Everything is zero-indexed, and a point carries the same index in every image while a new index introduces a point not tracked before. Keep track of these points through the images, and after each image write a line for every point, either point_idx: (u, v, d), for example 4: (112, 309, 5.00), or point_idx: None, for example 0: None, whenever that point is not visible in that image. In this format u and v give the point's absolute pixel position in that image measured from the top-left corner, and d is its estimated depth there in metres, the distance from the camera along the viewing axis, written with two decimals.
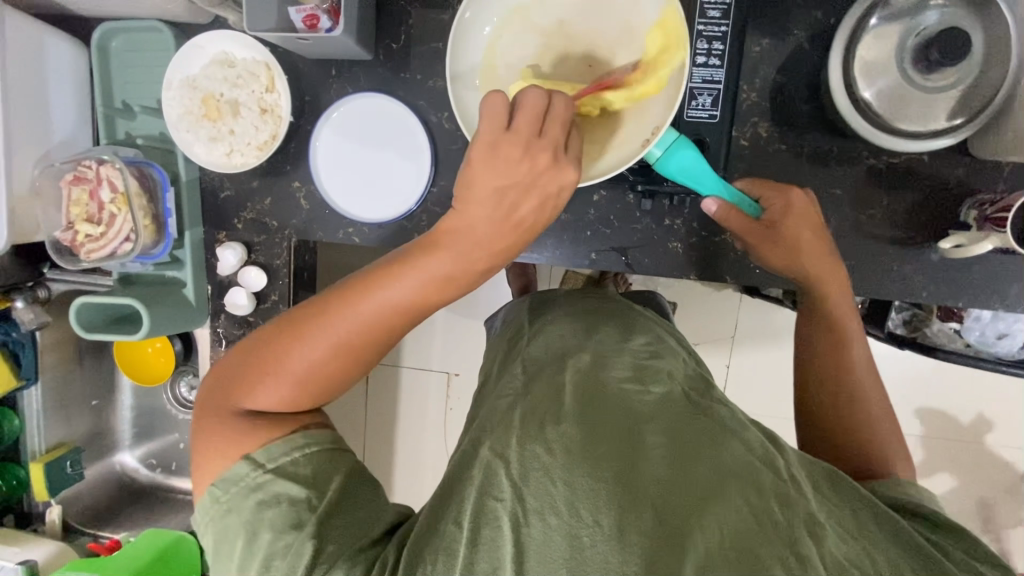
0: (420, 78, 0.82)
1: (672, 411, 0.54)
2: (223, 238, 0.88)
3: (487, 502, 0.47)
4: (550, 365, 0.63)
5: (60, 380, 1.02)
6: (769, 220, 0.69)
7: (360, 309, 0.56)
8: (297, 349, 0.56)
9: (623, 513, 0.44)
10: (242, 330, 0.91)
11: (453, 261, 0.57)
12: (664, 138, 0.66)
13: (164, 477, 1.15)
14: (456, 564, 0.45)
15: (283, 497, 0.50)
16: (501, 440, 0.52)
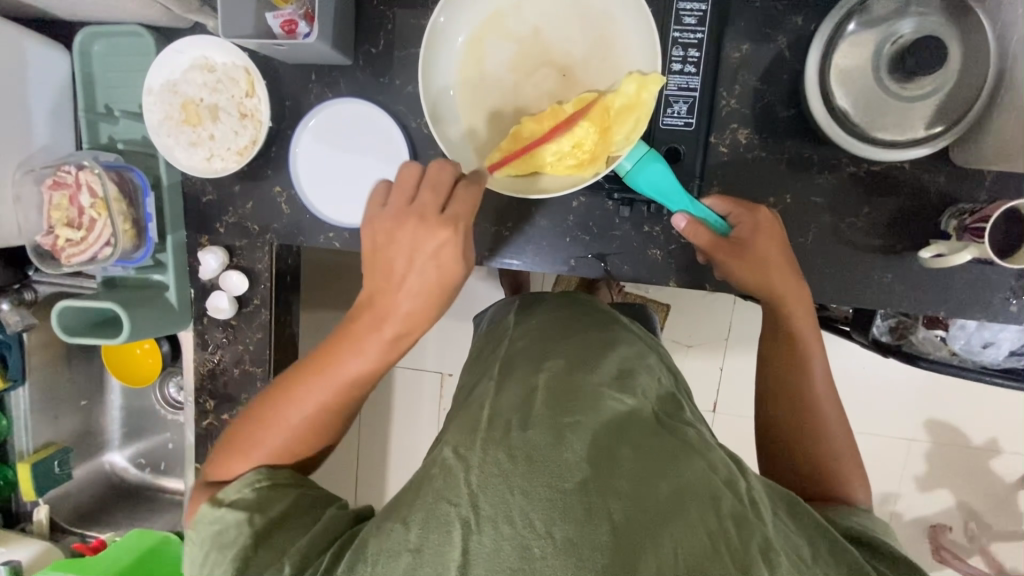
0: (400, 83, 0.82)
1: (641, 426, 0.54)
2: (206, 242, 0.89)
3: (438, 505, 0.47)
4: (524, 368, 0.63)
5: (49, 381, 1.04)
6: (738, 236, 0.67)
7: (315, 388, 0.61)
8: (263, 431, 0.61)
9: (579, 524, 0.44)
10: (226, 333, 0.91)
11: (391, 335, 0.61)
12: (635, 151, 0.68)
13: (153, 476, 1.16)
14: (399, 566, 0.45)
15: (230, 522, 0.55)
16: (464, 442, 0.52)
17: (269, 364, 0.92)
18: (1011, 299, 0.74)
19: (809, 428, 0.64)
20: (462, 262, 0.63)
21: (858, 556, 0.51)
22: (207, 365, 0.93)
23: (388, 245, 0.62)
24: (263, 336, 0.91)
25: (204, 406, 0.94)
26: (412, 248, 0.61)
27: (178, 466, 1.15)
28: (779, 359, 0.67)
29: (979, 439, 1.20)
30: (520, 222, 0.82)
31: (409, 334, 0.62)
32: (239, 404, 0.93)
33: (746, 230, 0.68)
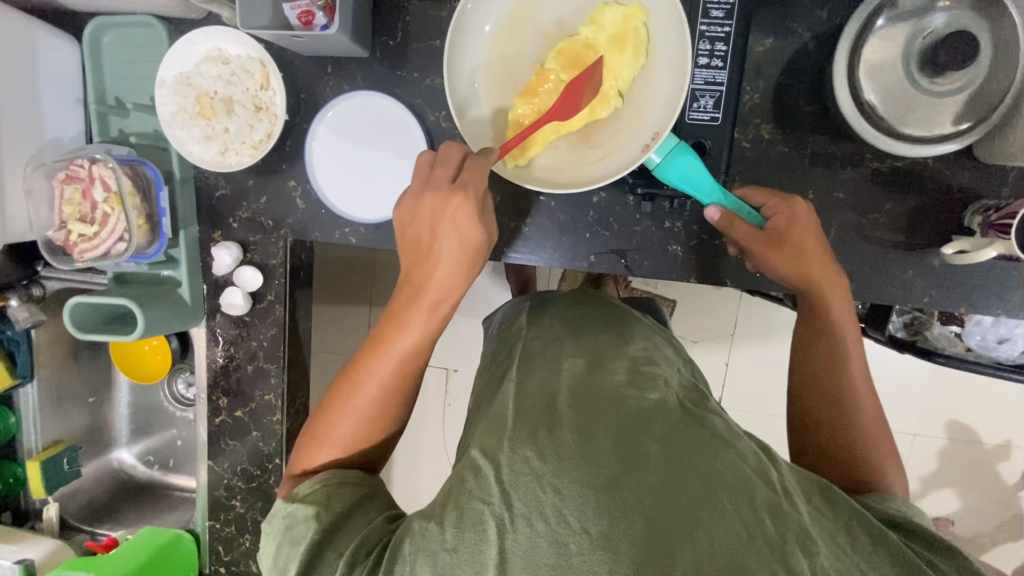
0: (417, 76, 0.81)
1: (667, 417, 0.52)
2: (219, 238, 0.87)
3: (472, 503, 0.47)
4: (543, 369, 0.62)
5: (56, 377, 1.02)
6: (774, 229, 0.67)
7: (371, 365, 0.62)
8: (332, 414, 0.62)
9: (611, 520, 0.43)
10: (238, 329, 0.90)
11: (433, 304, 0.62)
12: (664, 145, 0.66)
13: (162, 474, 1.15)
14: (437, 565, 0.45)
15: (300, 517, 0.55)
16: (492, 444, 0.51)
17: (283, 360, 0.91)
18: None
19: (840, 420, 0.64)
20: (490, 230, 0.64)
21: (898, 541, 0.49)
22: (219, 362, 0.92)
23: (419, 222, 0.63)
24: (277, 332, 0.90)
25: (217, 403, 0.93)
26: (433, 215, 0.62)
27: (187, 463, 1.14)
28: (811, 352, 0.67)
29: (984, 433, 1.22)
30: (539, 217, 0.81)
31: (452, 297, 0.63)
32: (252, 401, 0.93)
33: (783, 222, 0.67)
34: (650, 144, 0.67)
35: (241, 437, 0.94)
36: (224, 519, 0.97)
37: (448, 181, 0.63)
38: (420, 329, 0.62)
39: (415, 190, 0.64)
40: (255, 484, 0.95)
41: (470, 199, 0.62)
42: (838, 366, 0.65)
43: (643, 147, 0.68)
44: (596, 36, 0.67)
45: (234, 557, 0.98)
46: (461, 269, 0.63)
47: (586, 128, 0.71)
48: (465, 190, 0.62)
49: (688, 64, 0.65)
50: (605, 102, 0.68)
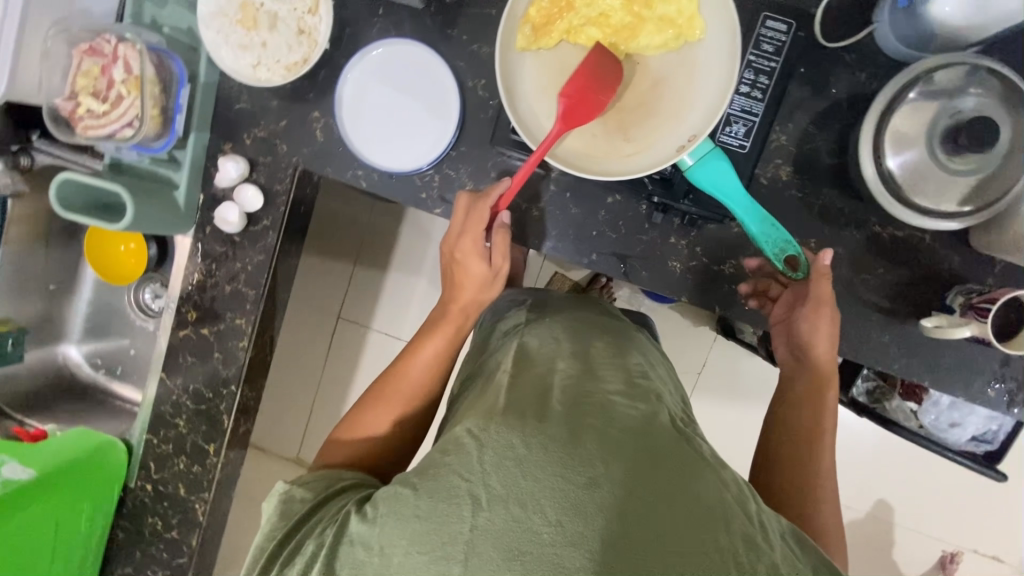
0: (466, 39, 0.81)
1: (658, 431, 0.52)
2: (228, 150, 0.86)
3: (448, 475, 0.48)
4: (539, 365, 0.62)
5: (23, 254, 0.99)
6: (817, 298, 0.72)
7: (409, 371, 0.76)
8: (368, 414, 0.74)
9: (586, 520, 0.44)
10: (225, 247, 0.88)
11: (457, 316, 0.76)
12: (699, 148, 0.64)
13: (106, 379, 1.12)
14: (408, 530, 0.47)
15: (296, 496, 0.61)
16: (480, 422, 0.52)
17: (264, 289, 0.89)
18: (992, 384, 0.78)
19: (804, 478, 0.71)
20: (490, 263, 0.75)
21: None
22: (197, 277, 0.90)
23: (451, 260, 0.76)
24: (264, 259, 0.88)
25: (185, 315, 0.91)
26: (451, 248, 0.76)
27: (135, 373, 1.12)
28: (800, 414, 0.75)
29: (914, 513, 1.26)
30: (551, 204, 0.82)
31: (471, 315, 0.77)
32: (222, 322, 0.90)
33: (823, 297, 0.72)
34: (686, 145, 0.65)
35: (202, 356, 0.91)
36: (162, 436, 0.94)
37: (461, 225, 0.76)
38: (445, 336, 0.76)
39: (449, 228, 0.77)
40: (204, 407, 0.93)
41: (473, 239, 0.74)
42: (811, 431, 0.74)
43: (680, 147, 0.65)
44: (666, 8, 0.65)
45: (163, 476, 0.95)
46: (479, 294, 0.76)
47: (624, 119, 0.68)
48: (470, 232, 0.74)
49: (737, 70, 0.63)
50: (643, 92, 0.67)
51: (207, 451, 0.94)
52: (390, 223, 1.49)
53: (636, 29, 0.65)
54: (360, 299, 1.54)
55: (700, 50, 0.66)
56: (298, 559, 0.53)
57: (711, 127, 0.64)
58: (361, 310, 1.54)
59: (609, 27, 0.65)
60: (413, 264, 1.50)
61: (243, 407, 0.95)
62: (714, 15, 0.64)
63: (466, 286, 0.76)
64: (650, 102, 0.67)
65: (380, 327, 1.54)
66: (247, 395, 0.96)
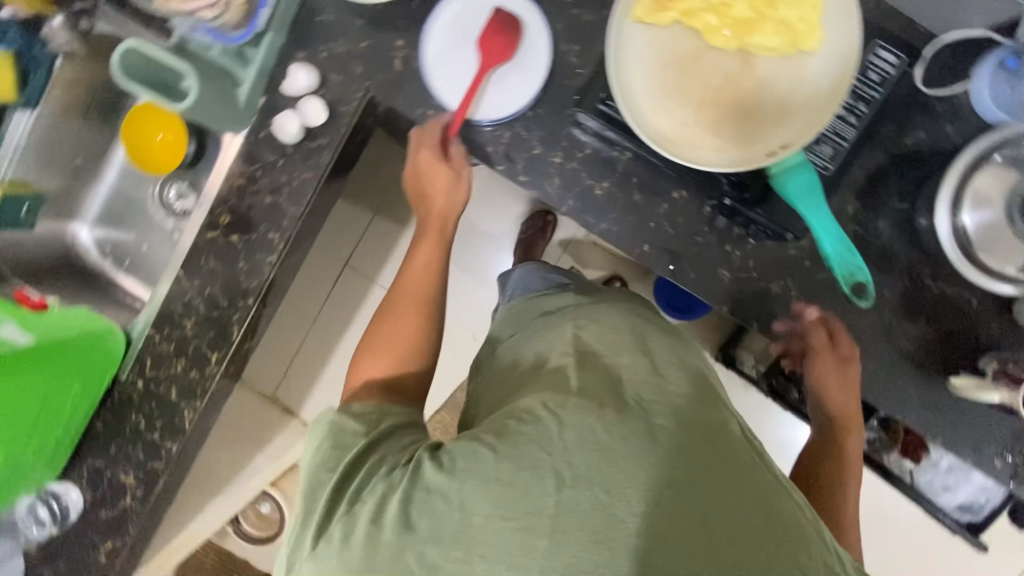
0: (569, 3, 0.79)
1: (721, 436, 0.60)
2: (301, 60, 0.83)
3: (529, 445, 0.55)
4: (610, 353, 0.69)
5: (60, 119, 0.95)
6: (840, 353, 0.78)
7: (407, 283, 0.79)
8: (383, 329, 0.76)
9: (663, 511, 0.52)
10: (276, 157, 0.86)
11: (436, 222, 0.82)
12: (788, 158, 0.64)
13: (112, 269, 1.08)
14: (491, 491, 0.53)
15: (352, 430, 0.62)
16: (556, 400, 0.59)
17: (305, 208, 0.86)
18: (1001, 454, 0.79)
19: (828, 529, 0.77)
20: (459, 165, 0.81)
21: None
22: (239, 181, 0.87)
23: (428, 182, 0.81)
24: (312, 178, 0.85)
25: (217, 218, 0.88)
26: (417, 171, 0.81)
27: (144, 269, 1.09)
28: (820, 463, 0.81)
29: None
30: (615, 186, 0.81)
31: (453, 214, 0.83)
32: (254, 232, 0.87)
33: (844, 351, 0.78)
34: (777, 153, 0.64)
35: (226, 263, 0.89)
36: (165, 334, 0.91)
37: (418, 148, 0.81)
38: (432, 240, 0.81)
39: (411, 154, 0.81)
40: (216, 314, 0.90)
41: (432, 149, 0.80)
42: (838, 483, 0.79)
43: (770, 153, 0.65)
44: (789, 13, 0.64)
45: (157, 376, 0.92)
46: (457, 195, 0.82)
47: (719, 114, 0.67)
48: (426, 146, 0.80)
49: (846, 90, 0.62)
50: (746, 91, 0.66)
51: (209, 359, 0.91)
52: None
53: (754, 27, 0.65)
54: (375, 249, 1.52)
55: (813, 63, 0.65)
56: (366, 501, 0.56)
57: (807, 141, 0.64)
58: (374, 261, 1.52)
59: (727, 20, 0.65)
60: None
61: (254, 324, 0.93)
62: (835, 32, 0.64)
63: (444, 192, 0.81)
64: (749, 103, 0.66)
65: (385, 284, 1.51)
66: (261, 313, 0.93)
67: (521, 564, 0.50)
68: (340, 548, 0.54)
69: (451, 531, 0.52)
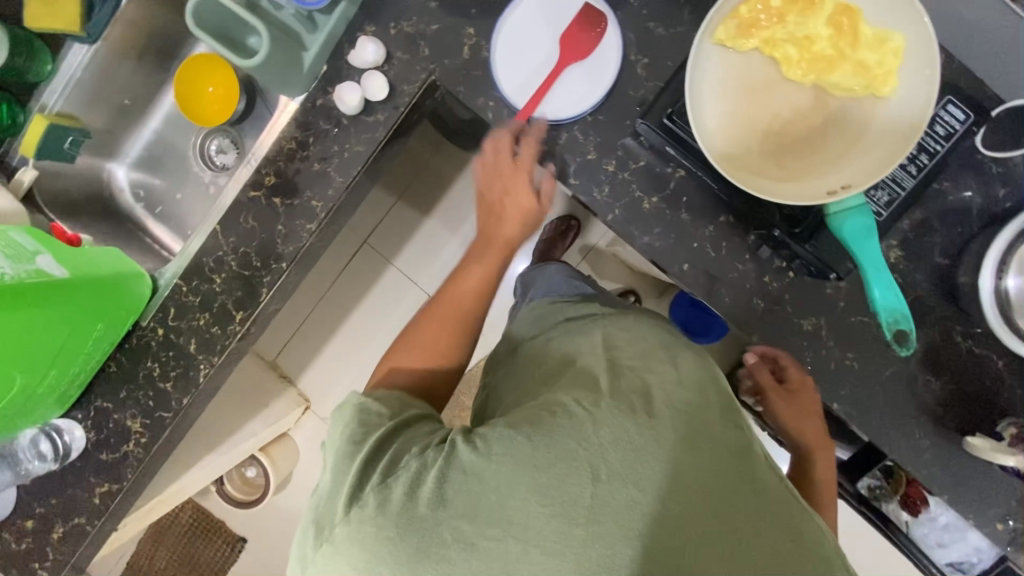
0: (645, 14, 0.79)
1: (744, 447, 0.64)
2: (370, 33, 0.83)
3: (564, 437, 0.58)
4: (641, 358, 0.72)
5: (115, 58, 0.95)
6: (790, 387, 0.84)
7: (455, 296, 0.79)
8: (420, 333, 0.78)
9: (690, 513, 0.56)
10: (330, 126, 0.85)
11: (501, 244, 0.81)
12: (848, 199, 0.65)
13: (142, 214, 1.08)
14: (528, 475, 0.56)
15: (375, 412, 0.68)
16: (589, 398, 0.63)
17: (352, 180, 0.86)
18: (1004, 517, 0.80)
19: None
20: (538, 200, 0.80)
21: None
22: (290, 144, 0.86)
23: (507, 202, 0.80)
24: (363, 151, 0.85)
25: (262, 178, 0.87)
26: (500, 188, 0.80)
27: (174, 219, 1.08)
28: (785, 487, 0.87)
29: None
30: (664, 203, 0.81)
31: (517, 245, 0.82)
32: (297, 198, 0.87)
33: (796, 382, 0.83)
34: (837, 193, 0.64)
35: (264, 224, 0.88)
36: (193, 286, 0.91)
37: (507, 161, 0.79)
38: (492, 261, 0.80)
39: (499, 153, 0.79)
40: (246, 273, 0.90)
41: (522, 173, 0.79)
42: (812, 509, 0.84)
43: (830, 192, 0.65)
44: (870, 55, 0.64)
45: (179, 326, 0.92)
46: (528, 229, 0.81)
47: (783, 148, 0.67)
48: (518, 168, 0.79)
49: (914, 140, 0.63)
50: (812, 128, 0.67)
51: (233, 317, 0.91)
52: (455, 169, 1.48)
53: (832, 64, 0.65)
54: (399, 230, 1.51)
55: (885, 108, 0.65)
56: (400, 475, 0.59)
57: (867, 185, 0.64)
58: (396, 241, 1.52)
59: (807, 54, 0.65)
60: (462, 216, 1.49)
61: (282, 288, 0.93)
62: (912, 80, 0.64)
63: (516, 220, 0.80)
64: (815, 140, 0.67)
65: (401, 266, 1.52)
66: (289, 278, 0.93)
67: (554, 548, 0.54)
68: (376, 515, 0.56)
69: (485, 508, 0.56)
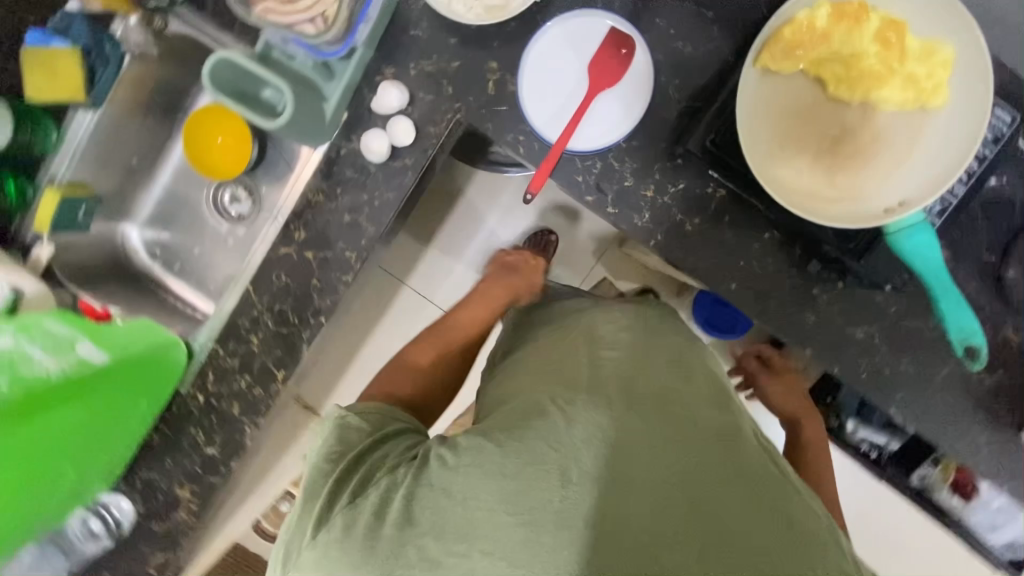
0: (673, 34, 0.77)
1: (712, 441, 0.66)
2: (389, 76, 0.80)
3: (536, 442, 0.61)
4: (618, 355, 0.75)
5: (121, 121, 0.91)
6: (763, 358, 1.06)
7: (452, 327, 0.92)
8: (417, 351, 0.88)
9: (644, 507, 0.58)
10: (357, 175, 0.83)
11: (491, 297, 0.97)
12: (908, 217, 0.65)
13: (160, 272, 1.05)
14: (494, 485, 0.59)
15: (354, 427, 0.69)
16: (565, 399, 0.66)
17: (385, 228, 0.84)
18: None
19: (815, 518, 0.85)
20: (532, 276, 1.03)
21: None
22: (317, 198, 0.84)
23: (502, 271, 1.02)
24: (394, 198, 0.83)
25: (291, 234, 0.85)
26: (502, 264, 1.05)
27: (195, 274, 1.05)
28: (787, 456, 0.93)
29: None
30: (707, 224, 0.80)
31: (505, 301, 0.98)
32: (330, 250, 0.85)
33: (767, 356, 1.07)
34: (894, 211, 0.64)
35: (298, 280, 0.86)
36: (230, 349, 0.89)
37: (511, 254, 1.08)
38: (485, 304, 0.96)
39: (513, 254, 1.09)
40: (284, 331, 0.88)
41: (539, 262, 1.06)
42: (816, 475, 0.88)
43: (886, 210, 0.64)
44: (919, 68, 0.63)
45: (220, 391, 0.90)
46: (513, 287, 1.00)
47: (835, 166, 0.66)
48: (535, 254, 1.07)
49: (970, 153, 0.62)
50: (863, 145, 0.66)
51: (275, 376, 0.89)
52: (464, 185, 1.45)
53: (881, 80, 0.63)
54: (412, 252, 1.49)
55: (934, 120, 0.65)
56: (371, 492, 0.61)
57: (928, 202, 0.63)
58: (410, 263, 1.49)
59: (854, 72, 0.64)
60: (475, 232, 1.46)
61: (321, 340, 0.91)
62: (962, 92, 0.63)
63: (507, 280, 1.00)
64: (866, 157, 0.66)
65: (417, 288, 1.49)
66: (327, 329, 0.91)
67: (520, 559, 0.55)
68: (342, 537, 0.58)
69: (454, 523, 0.58)
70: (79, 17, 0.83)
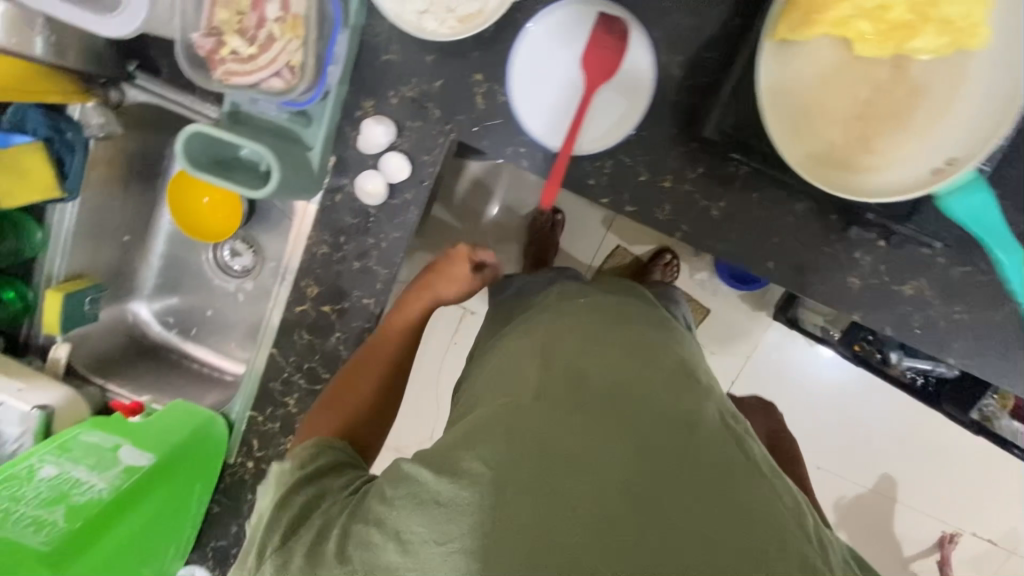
0: (668, 5, 0.70)
1: (676, 430, 0.57)
2: (370, 110, 0.75)
3: (470, 460, 0.54)
4: (573, 346, 0.66)
5: (102, 203, 0.88)
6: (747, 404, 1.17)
7: (379, 349, 0.79)
8: (349, 387, 0.76)
9: (596, 513, 0.50)
10: (359, 220, 0.79)
11: (420, 300, 0.84)
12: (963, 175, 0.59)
13: (179, 340, 1.03)
14: (421, 516, 0.52)
15: (285, 469, 0.65)
16: (509, 407, 0.59)
17: (398, 269, 0.80)
18: None
19: None
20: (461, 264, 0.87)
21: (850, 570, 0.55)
22: (323, 250, 0.80)
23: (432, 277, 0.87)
24: (402, 237, 0.79)
25: (304, 291, 0.82)
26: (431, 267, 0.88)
27: (214, 336, 1.02)
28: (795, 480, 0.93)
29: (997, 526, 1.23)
30: (734, 205, 0.75)
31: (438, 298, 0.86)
32: (347, 300, 0.82)
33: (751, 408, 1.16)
34: (944, 170, 0.58)
35: (321, 335, 0.84)
36: (269, 414, 0.87)
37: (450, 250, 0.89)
38: (414, 309, 0.83)
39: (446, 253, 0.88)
40: (318, 387, 0.86)
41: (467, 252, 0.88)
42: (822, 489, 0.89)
43: (933, 170, 0.59)
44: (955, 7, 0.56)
45: (267, 455, 0.88)
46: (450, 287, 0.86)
47: (870, 129, 0.61)
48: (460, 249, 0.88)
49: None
50: (898, 101, 0.60)
51: None
52: None
53: (913, 28, 0.57)
54: None
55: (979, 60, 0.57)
56: (304, 533, 0.57)
57: (978, 156, 0.57)
58: None
59: (882, 25, 0.57)
60: None
61: None
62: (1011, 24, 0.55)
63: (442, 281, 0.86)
64: (903, 113, 0.60)
65: None
66: None
67: None
68: None
69: (385, 569, 0.50)
70: (33, 109, 0.77)
